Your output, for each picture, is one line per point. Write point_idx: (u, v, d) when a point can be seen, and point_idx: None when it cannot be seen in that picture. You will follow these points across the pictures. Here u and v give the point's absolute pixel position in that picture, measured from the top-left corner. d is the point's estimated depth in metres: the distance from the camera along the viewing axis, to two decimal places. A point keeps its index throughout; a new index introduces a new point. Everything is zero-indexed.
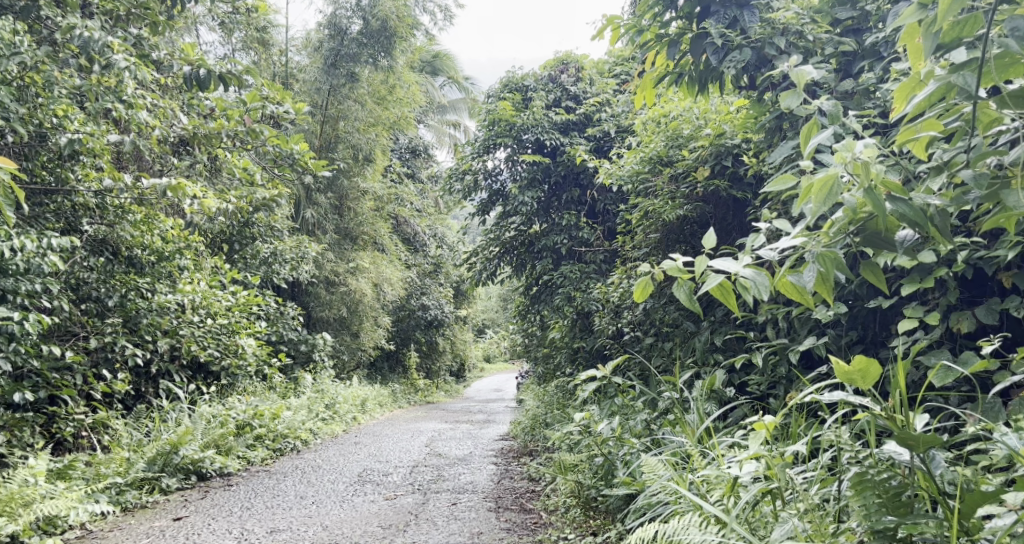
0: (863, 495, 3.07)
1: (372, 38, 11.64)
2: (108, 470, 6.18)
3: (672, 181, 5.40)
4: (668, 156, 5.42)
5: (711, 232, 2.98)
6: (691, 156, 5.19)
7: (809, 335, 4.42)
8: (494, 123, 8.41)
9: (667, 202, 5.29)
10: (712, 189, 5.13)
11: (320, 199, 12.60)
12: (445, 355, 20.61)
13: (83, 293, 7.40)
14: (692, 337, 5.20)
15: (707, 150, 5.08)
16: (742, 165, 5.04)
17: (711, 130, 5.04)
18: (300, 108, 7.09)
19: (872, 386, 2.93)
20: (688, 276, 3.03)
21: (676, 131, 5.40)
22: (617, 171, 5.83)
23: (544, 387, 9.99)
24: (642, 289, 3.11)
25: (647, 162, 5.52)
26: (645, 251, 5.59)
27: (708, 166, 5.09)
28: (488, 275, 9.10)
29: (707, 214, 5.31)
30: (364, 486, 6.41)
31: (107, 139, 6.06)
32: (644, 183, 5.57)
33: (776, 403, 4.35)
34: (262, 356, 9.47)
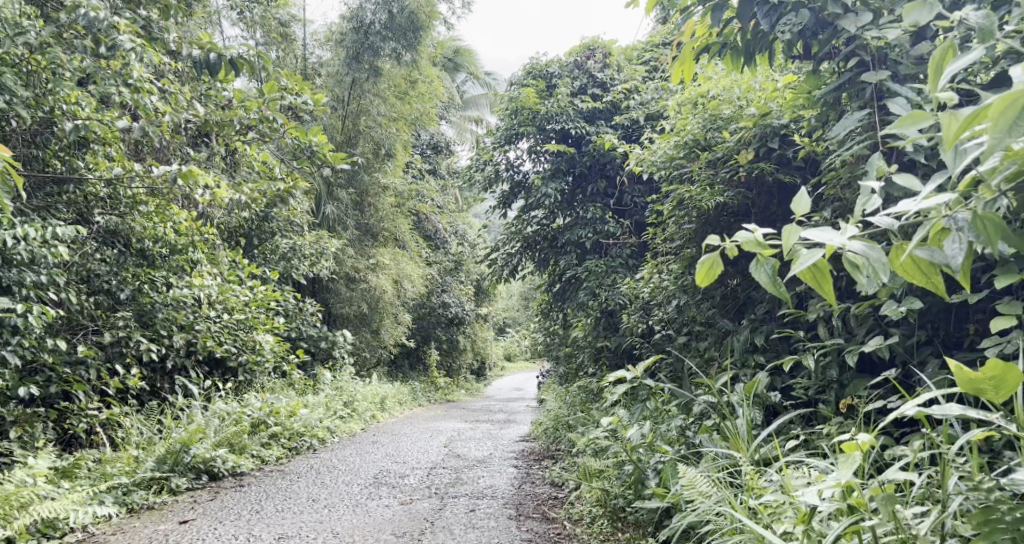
0: (992, 538, 2.84)
1: (395, 29, 11.35)
2: (115, 470, 5.94)
3: (711, 165, 5.10)
4: (706, 140, 5.12)
5: (805, 199, 2.69)
6: (733, 139, 4.88)
7: (869, 335, 4.10)
8: (517, 111, 8.14)
9: (706, 189, 4.99)
10: (757, 173, 4.83)
11: (340, 194, 12.39)
12: (466, 354, 20.32)
13: (95, 287, 7.14)
14: (731, 335, 4.91)
15: (751, 132, 4.78)
16: (790, 148, 4.74)
17: (757, 109, 4.74)
18: (320, 99, 6.85)
19: (1006, 398, 2.66)
20: (769, 255, 2.75)
21: (715, 112, 5.10)
22: (649, 157, 5.54)
23: (566, 388, 9.70)
24: (705, 275, 2.83)
25: (683, 147, 5.22)
26: (679, 243, 5.31)
27: (751, 149, 4.78)
28: (509, 270, 8.82)
29: (749, 200, 5.00)
30: (379, 489, 6.14)
31: (116, 126, 5.83)
32: (680, 169, 5.27)
33: (830, 410, 4.04)
34: (280, 353, 9.25)
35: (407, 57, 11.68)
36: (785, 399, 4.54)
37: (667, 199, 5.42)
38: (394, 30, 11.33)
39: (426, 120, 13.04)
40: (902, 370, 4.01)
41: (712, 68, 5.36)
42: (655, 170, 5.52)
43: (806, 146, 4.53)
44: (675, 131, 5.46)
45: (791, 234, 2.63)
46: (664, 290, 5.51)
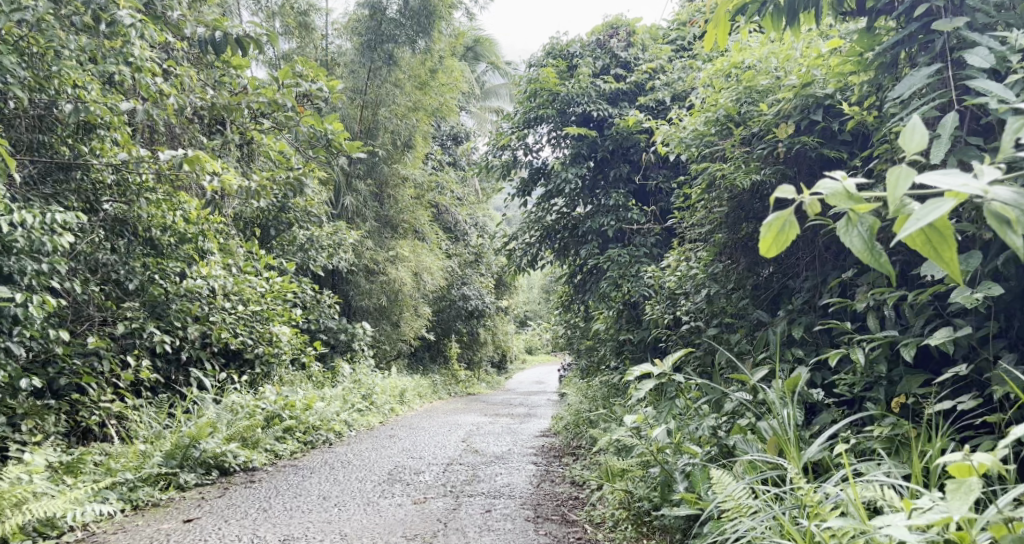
0: None
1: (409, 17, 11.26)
2: (119, 465, 5.71)
3: (748, 141, 4.83)
4: (741, 115, 4.85)
5: (921, 139, 2.51)
6: (771, 111, 4.62)
7: (926, 327, 3.83)
8: (537, 93, 7.89)
9: (740, 168, 4.72)
10: (797, 148, 4.56)
11: (359, 185, 12.18)
12: (487, 347, 20.07)
13: (102, 276, 6.93)
14: (767, 327, 4.64)
15: (791, 102, 4.53)
16: (835, 121, 4.47)
17: (798, 79, 4.47)
18: (335, 85, 6.62)
19: None
20: (861, 216, 2.59)
21: (751, 84, 4.83)
22: (677, 134, 5.26)
23: (587, 382, 9.43)
24: (770, 244, 2.64)
25: (715, 122, 4.94)
26: (709, 228, 5.05)
27: (792, 122, 4.53)
28: (528, 261, 8.56)
29: (788, 178, 4.73)
30: (393, 486, 5.91)
31: (118, 108, 5.62)
32: (711, 146, 5.01)
33: (879, 412, 3.80)
34: (297, 345, 9.06)
35: (424, 45, 11.43)
36: (827, 395, 4.28)
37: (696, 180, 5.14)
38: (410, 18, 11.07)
39: (445, 110, 12.79)
40: (965, 366, 3.74)
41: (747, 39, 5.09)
42: (685, 149, 5.25)
43: (855, 118, 4.26)
44: (704, 106, 5.19)
45: (902, 180, 2.49)
46: (694, 279, 5.25)
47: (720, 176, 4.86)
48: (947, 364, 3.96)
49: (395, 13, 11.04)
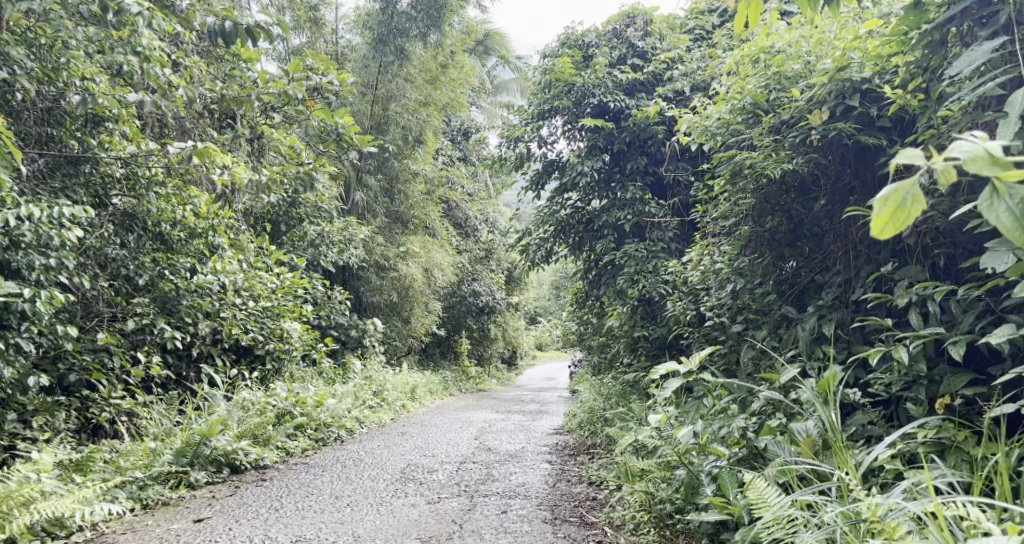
0: None
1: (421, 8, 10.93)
2: (128, 464, 5.61)
3: (777, 129, 4.72)
4: (770, 101, 4.73)
5: None
6: (804, 97, 4.49)
7: (969, 322, 3.74)
8: (552, 83, 7.77)
9: (770, 156, 4.61)
10: (833, 135, 4.43)
11: (370, 181, 12.07)
12: (497, 343, 19.96)
13: (111, 271, 6.84)
14: (796, 323, 4.53)
15: (826, 87, 4.38)
16: (872, 106, 4.33)
17: (834, 61, 4.34)
18: (346, 79, 6.52)
19: None
20: (1009, 188, 2.50)
21: (781, 70, 4.70)
22: (701, 123, 5.15)
23: (601, 379, 9.32)
24: (886, 221, 2.49)
25: (743, 110, 4.83)
26: (734, 221, 4.93)
27: (827, 109, 4.38)
28: (542, 257, 8.44)
29: (820, 167, 4.60)
30: (406, 485, 5.80)
31: (127, 99, 5.52)
32: (738, 135, 4.89)
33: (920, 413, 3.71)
34: (308, 342, 8.96)
35: (435, 39, 11.32)
36: (864, 394, 4.19)
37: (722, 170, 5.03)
38: (422, 11, 10.95)
39: (456, 105, 12.67)
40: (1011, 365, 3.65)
41: (777, 25, 4.96)
42: (710, 139, 5.13)
43: (898, 100, 4.14)
44: (729, 94, 5.07)
45: None
46: (718, 273, 5.14)
47: (748, 166, 4.74)
48: (993, 362, 3.87)
49: (407, 6, 10.91)
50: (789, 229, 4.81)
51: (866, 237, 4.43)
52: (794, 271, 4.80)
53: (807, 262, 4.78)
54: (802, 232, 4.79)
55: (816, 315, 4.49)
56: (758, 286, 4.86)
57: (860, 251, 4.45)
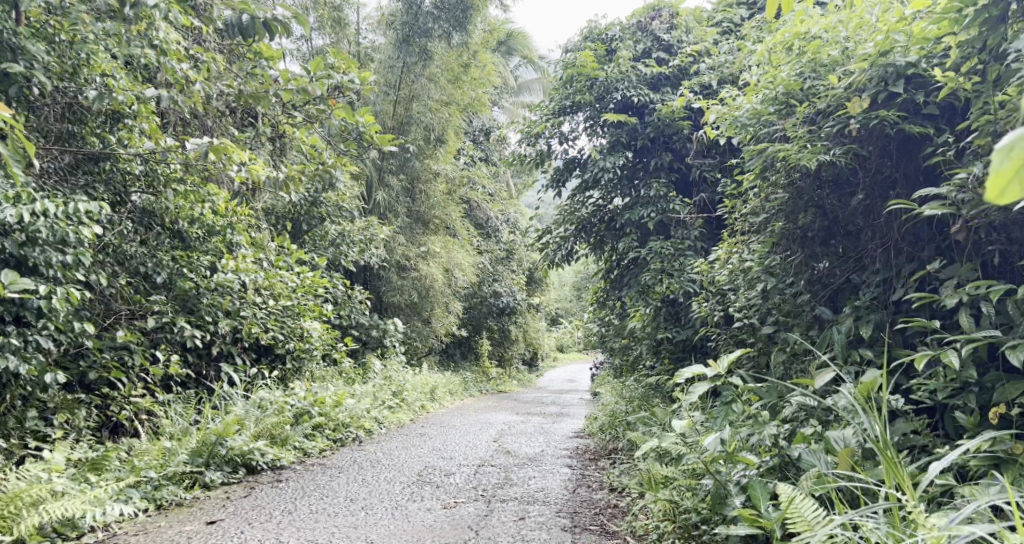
0: None
1: (446, 10, 10.93)
2: (143, 463, 5.51)
3: (812, 120, 4.60)
4: (805, 90, 4.61)
5: None
6: (843, 84, 4.36)
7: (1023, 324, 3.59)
8: (574, 76, 7.68)
9: (805, 148, 4.47)
10: (874, 122, 4.30)
11: (391, 180, 11.99)
12: (518, 345, 19.83)
13: (129, 269, 6.77)
14: (832, 324, 4.38)
15: (867, 73, 4.25)
16: (919, 92, 4.19)
17: (877, 45, 4.20)
18: (367, 77, 6.43)
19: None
20: None
21: (817, 56, 4.57)
22: (731, 114, 5.04)
23: (623, 382, 9.18)
24: (1005, 183, 2.05)
25: (775, 100, 4.71)
26: (768, 216, 4.82)
27: (868, 95, 4.25)
28: (563, 256, 8.30)
29: (859, 160, 4.46)
30: (422, 489, 5.69)
31: (144, 94, 5.44)
32: (769, 126, 4.76)
33: (969, 422, 3.58)
34: (328, 341, 8.89)
35: (458, 38, 11.24)
36: (907, 401, 4.05)
37: (753, 163, 4.90)
38: (445, 11, 10.87)
39: (478, 105, 12.57)
40: None
41: (811, 12, 4.81)
42: (740, 131, 5.01)
43: (949, 85, 3.99)
44: (761, 83, 4.94)
45: None
46: (748, 273, 5.00)
47: (783, 155, 4.62)
48: None
49: (431, 6, 10.83)
50: (824, 225, 4.68)
51: (909, 232, 4.29)
52: (829, 269, 4.66)
53: (842, 260, 4.65)
54: (838, 228, 4.66)
55: (852, 316, 4.35)
56: (791, 284, 4.73)
57: (902, 247, 4.31)
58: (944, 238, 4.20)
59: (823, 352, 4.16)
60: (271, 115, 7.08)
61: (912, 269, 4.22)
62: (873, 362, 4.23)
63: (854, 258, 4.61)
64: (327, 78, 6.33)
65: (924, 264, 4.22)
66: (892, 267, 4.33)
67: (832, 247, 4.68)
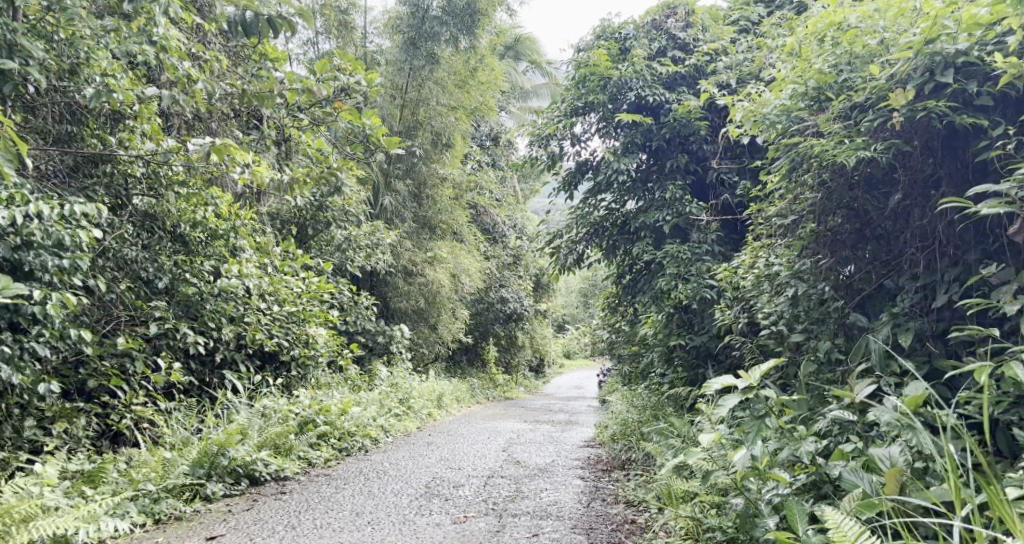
0: None
1: (452, 14, 10.70)
2: (140, 476, 5.29)
3: (847, 114, 4.48)
4: (839, 83, 4.48)
5: None
6: (885, 75, 4.21)
7: None
8: (586, 76, 7.52)
9: (839, 144, 4.34)
10: (920, 114, 4.15)
11: (398, 185, 11.82)
12: (524, 351, 19.60)
13: (129, 273, 6.54)
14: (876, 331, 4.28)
15: (912, 63, 4.11)
16: (971, 82, 4.04)
17: (923, 31, 4.05)
18: (375, 78, 6.25)
19: None
20: None
21: (852, 48, 4.42)
22: (758, 110, 4.91)
23: (634, 389, 9.00)
24: None
25: (806, 95, 4.62)
26: (802, 216, 4.71)
27: (913, 86, 4.11)
28: (574, 260, 8.13)
29: (901, 157, 4.36)
30: (430, 502, 5.50)
31: (143, 92, 5.26)
32: (800, 123, 4.62)
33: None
34: (334, 348, 8.73)
35: (465, 42, 11.05)
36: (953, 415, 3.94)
37: (784, 160, 4.78)
38: (452, 15, 10.73)
39: (486, 109, 12.37)
40: None
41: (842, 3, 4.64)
42: (768, 129, 4.89)
43: (1008, 73, 3.83)
44: (789, 76, 4.83)
45: None
46: (782, 276, 4.88)
47: (818, 151, 4.49)
48: None
49: (438, 9, 10.70)
50: (857, 226, 4.56)
51: (954, 233, 4.20)
52: (862, 272, 4.55)
53: (877, 263, 4.53)
54: (872, 229, 4.55)
55: (890, 322, 4.28)
56: (823, 289, 4.62)
57: (946, 249, 4.21)
58: (990, 241, 4.11)
59: (861, 363, 4.06)
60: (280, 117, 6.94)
61: (956, 273, 4.14)
62: (913, 371, 4.09)
63: (890, 261, 4.50)
64: (334, 79, 6.16)
65: (968, 267, 4.14)
66: (935, 271, 4.23)
67: (866, 249, 4.56)
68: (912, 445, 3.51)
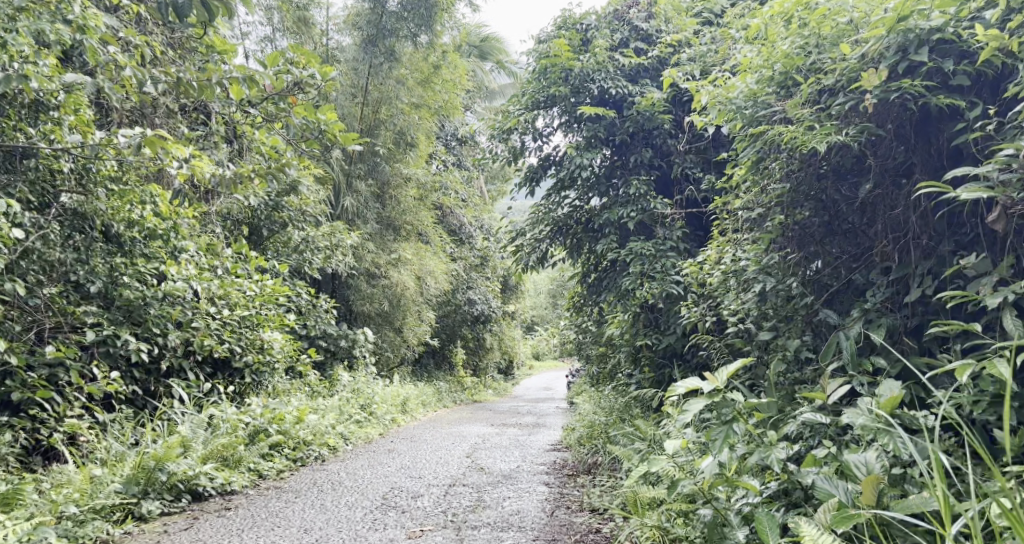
0: None
1: (411, 10, 10.31)
2: (62, 497, 4.88)
3: (816, 98, 4.21)
4: (807, 66, 4.22)
5: None
6: (856, 55, 3.96)
7: None
8: (547, 67, 7.21)
9: (808, 129, 4.07)
10: (893, 95, 3.89)
11: (360, 186, 11.31)
12: (494, 352, 19.24)
13: (57, 277, 6.10)
14: (848, 329, 4.01)
15: (884, 41, 3.85)
16: (947, 59, 3.79)
17: (895, 8, 3.79)
18: (329, 72, 5.88)
19: None
20: None
21: (820, 29, 4.16)
22: (724, 96, 4.63)
23: (600, 392, 8.71)
24: None
25: (773, 80, 4.35)
26: (771, 208, 4.44)
27: (885, 66, 3.85)
28: (537, 259, 7.81)
29: (871, 143, 4.10)
30: (386, 515, 5.15)
31: (63, 80, 4.85)
32: (767, 109, 4.36)
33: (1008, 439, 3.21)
34: (290, 354, 8.32)
35: (425, 38, 10.66)
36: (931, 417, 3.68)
37: (751, 150, 4.51)
38: (412, 10, 10.34)
39: (449, 108, 12.00)
40: None
41: None
42: (733, 117, 4.62)
43: (988, 50, 3.58)
44: (755, 61, 4.56)
45: None
46: (750, 271, 4.61)
47: (785, 138, 4.22)
48: None
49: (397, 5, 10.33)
50: (825, 218, 4.29)
51: (928, 224, 3.93)
52: (832, 266, 4.28)
53: (848, 257, 4.26)
54: (841, 220, 4.28)
55: (861, 319, 4.01)
56: (792, 285, 4.35)
57: (920, 240, 3.94)
58: (966, 231, 3.85)
59: (833, 363, 3.80)
60: (226, 113, 6.54)
61: (930, 265, 3.88)
62: (889, 370, 3.82)
63: (861, 254, 4.24)
64: (284, 73, 5.77)
65: (942, 260, 3.88)
66: (909, 264, 3.96)
67: (835, 242, 4.29)
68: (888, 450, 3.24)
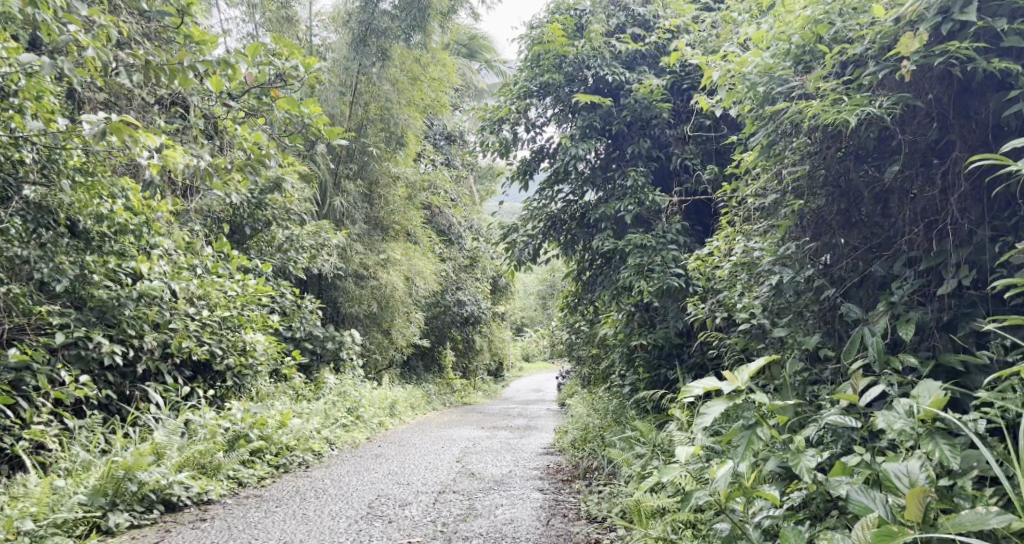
0: None
1: (403, 9, 10.02)
2: (18, 512, 4.53)
3: (841, 70, 3.93)
4: (831, 35, 3.94)
5: None
6: (891, 18, 3.67)
7: None
8: (541, 53, 6.90)
9: (834, 102, 3.79)
10: (931, 62, 3.61)
11: (348, 186, 10.97)
12: (482, 354, 18.90)
13: (19, 276, 5.75)
14: (874, 324, 3.72)
15: (924, 2, 3.55)
16: (997, 19, 3.50)
17: None
18: (313, 63, 5.54)
19: None
20: None
21: None
22: (737, 70, 4.35)
23: (593, 394, 8.41)
24: None
25: (790, 52, 4.07)
26: (790, 192, 4.16)
27: (925, 29, 3.55)
28: (530, 255, 7.50)
29: (903, 118, 3.82)
30: (372, 526, 4.81)
31: (22, 60, 4.50)
32: (784, 83, 4.08)
33: None
34: (273, 356, 7.99)
35: (417, 38, 10.30)
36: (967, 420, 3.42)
37: (765, 130, 4.22)
38: (403, 8, 10.00)
39: (439, 106, 11.67)
40: None
41: None
42: (746, 94, 4.34)
43: None
44: (769, 31, 4.28)
45: None
46: (764, 262, 4.32)
47: (807, 113, 3.94)
48: None
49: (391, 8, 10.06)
50: (846, 204, 4.01)
51: (968, 206, 3.64)
52: (856, 256, 3.99)
53: (874, 244, 3.98)
54: (864, 205, 4.00)
55: (889, 312, 3.73)
56: (812, 274, 4.07)
57: (958, 226, 3.65)
58: (1008, 214, 3.58)
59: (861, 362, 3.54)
60: (204, 101, 6.21)
61: (967, 252, 3.59)
62: (921, 367, 3.54)
63: (888, 241, 3.96)
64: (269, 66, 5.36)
65: (980, 247, 3.60)
66: (943, 251, 3.68)
67: (858, 228, 4.01)
68: (933, 459, 3.02)
